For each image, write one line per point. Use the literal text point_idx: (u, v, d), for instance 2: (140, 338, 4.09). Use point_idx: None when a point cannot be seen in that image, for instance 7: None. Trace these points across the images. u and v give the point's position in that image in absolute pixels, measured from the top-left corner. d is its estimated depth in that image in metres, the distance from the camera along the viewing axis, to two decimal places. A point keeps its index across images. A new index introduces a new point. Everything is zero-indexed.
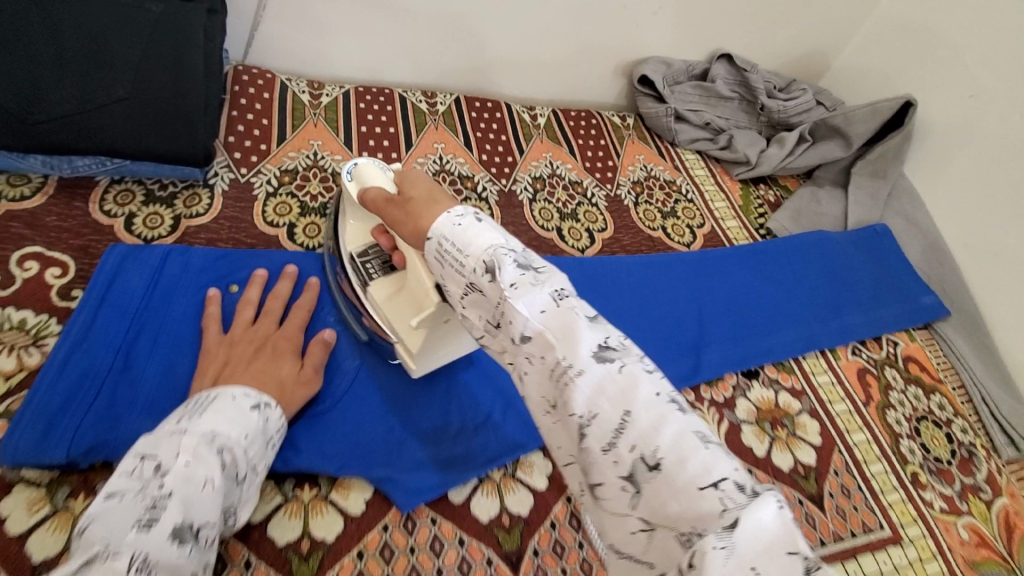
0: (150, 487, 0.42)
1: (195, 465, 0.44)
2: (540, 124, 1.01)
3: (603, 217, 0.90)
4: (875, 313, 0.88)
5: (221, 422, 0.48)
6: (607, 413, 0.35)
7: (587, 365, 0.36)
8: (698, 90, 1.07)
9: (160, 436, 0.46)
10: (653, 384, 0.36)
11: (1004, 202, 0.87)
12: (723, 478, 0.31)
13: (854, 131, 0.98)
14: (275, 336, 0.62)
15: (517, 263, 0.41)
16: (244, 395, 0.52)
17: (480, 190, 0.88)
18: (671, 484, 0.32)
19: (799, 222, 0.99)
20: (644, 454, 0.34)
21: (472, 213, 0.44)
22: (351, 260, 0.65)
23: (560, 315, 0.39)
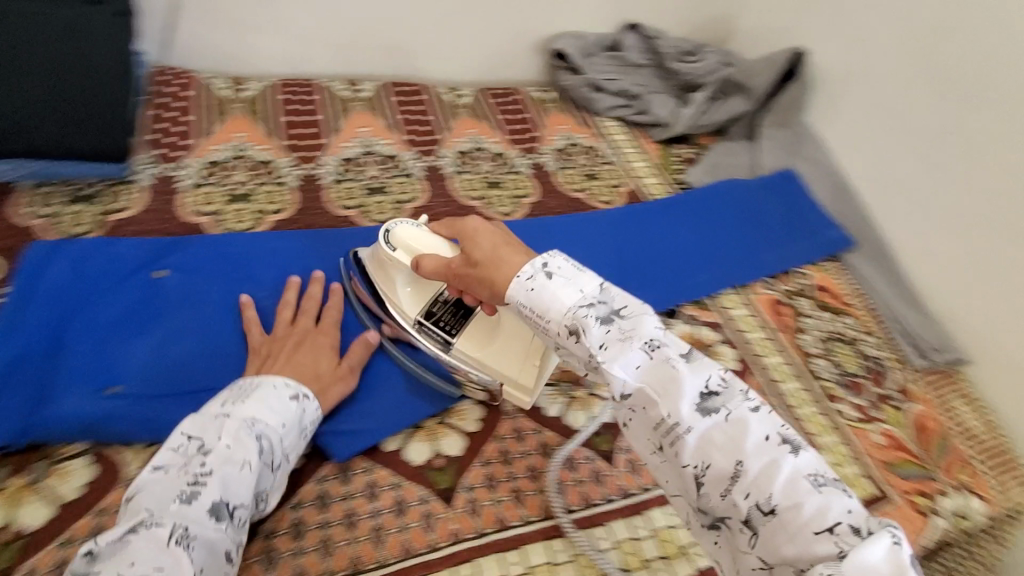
0: (193, 464, 0.49)
1: (234, 449, 0.50)
2: (464, 104, 1.05)
3: (527, 184, 0.95)
4: (784, 250, 0.95)
5: (262, 410, 0.54)
6: (720, 463, 0.44)
7: (693, 419, 0.45)
8: (611, 61, 1.14)
9: (207, 419, 0.53)
10: (761, 429, 0.44)
11: (894, 134, 0.95)
12: (837, 523, 0.40)
13: (755, 83, 1.08)
14: (314, 333, 0.65)
15: (597, 318, 0.49)
16: (285, 384, 0.57)
17: (406, 167, 0.90)
18: (787, 526, 0.41)
19: (714, 174, 1.07)
20: (759, 500, 0.42)
21: (541, 273, 0.52)
22: (422, 326, 0.67)
23: (657, 370, 0.47)
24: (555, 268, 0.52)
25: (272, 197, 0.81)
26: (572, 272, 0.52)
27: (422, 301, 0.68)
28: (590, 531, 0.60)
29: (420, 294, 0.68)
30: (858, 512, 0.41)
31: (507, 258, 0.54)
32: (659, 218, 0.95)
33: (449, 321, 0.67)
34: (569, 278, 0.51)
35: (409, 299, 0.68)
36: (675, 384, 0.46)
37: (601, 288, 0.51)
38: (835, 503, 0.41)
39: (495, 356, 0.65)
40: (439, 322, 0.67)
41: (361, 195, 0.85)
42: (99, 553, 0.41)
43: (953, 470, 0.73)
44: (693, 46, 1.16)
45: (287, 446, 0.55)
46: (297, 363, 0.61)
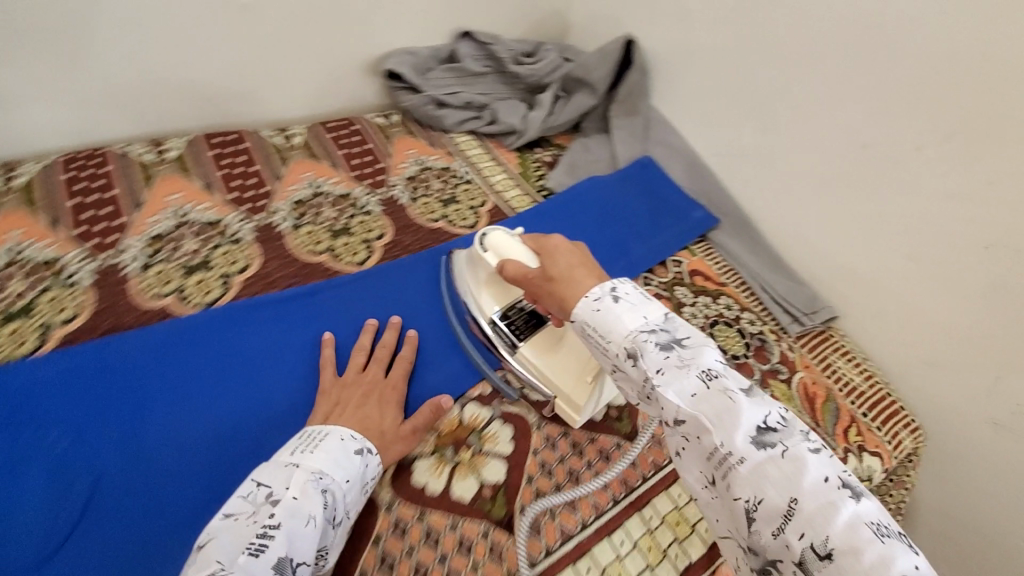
0: (262, 513, 0.49)
1: (300, 501, 0.49)
2: (296, 144, 0.93)
3: (379, 224, 0.85)
4: (653, 241, 0.95)
5: (328, 463, 0.53)
6: (773, 498, 0.41)
7: (748, 452, 0.42)
8: (450, 73, 1.08)
9: (278, 468, 0.53)
10: (821, 469, 0.41)
11: (731, 108, 0.96)
12: (903, 574, 0.36)
13: (595, 78, 1.06)
14: (383, 385, 0.65)
15: (657, 344, 0.49)
16: (351, 437, 0.57)
17: (232, 232, 0.77)
18: (845, 573, 0.37)
19: (575, 174, 1.05)
20: (814, 542, 0.39)
21: (608, 295, 0.53)
22: (492, 327, 0.70)
23: (714, 398, 0.45)
24: (622, 293, 0.53)
25: (60, 303, 0.67)
26: (640, 299, 0.53)
27: (499, 304, 0.71)
28: None
29: (500, 297, 0.71)
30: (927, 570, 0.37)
31: (581, 279, 0.57)
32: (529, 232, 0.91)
33: (521, 327, 0.69)
34: (634, 303, 0.52)
35: (485, 303, 0.70)
36: (732, 413, 0.44)
37: (663, 316, 0.52)
38: (903, 557, 0.37)
39: (553, 366, 0.67)
40: (511, 324, 0.70)
41: (177, 278, 0.72)
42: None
43: (846, 431, 0.75)
44: (531, 46, 1.13)
45: (349, 502, 0.54)
46: (364, 414, 0.61)
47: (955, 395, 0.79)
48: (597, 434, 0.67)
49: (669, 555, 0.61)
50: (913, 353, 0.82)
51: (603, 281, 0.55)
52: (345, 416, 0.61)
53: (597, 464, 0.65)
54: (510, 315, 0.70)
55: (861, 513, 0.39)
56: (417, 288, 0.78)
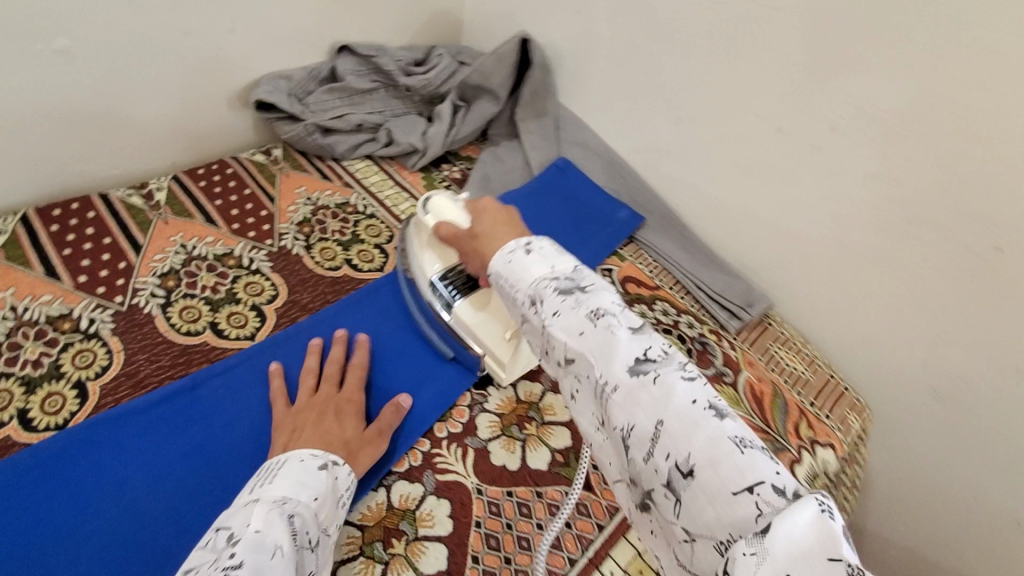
0: (222, 558, 0.42)
1: (265, 531, 0.44)
2: (158, 203, 0.80)
3: (270, 284, 0.75)
4: (580, 251, 0.88)
5: (290, 486, 0.49)
6: (642, 423, 0.39)
7: (622, 380, 0.40)
8: (333, 93, 0.97)
9: (237, 510, 0.48)
10: (688, 393, 0.39)
11: (641, 100, 0.90)
12: (757, 483, 0.35)
13: (494, 83, 0.97)
14: (338, 398, 0.62)
15: (558, 289, 0.46)
16: (312, 456, 0.54)
17: (86, 325, 0.65)
18: (706, 490, 0.36)
19: (488, 187, 0.97)
20: (678, 460, 0.37)
21: (520, 248, 0.50)
22: (431, 287, 0.70)
23: (599, 333, 0.43)
24: (536, 246, 0.50)
25: None
26: (555, 252, 0.50)
27: (441, 265, 0.71)
28: None
29: (441, 258, 0.71)
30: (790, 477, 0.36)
31: (501, 235, 0.55)
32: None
33: (459, 288, 0.69)
34: (545, 254, 0.50)
35: (428, 264, 0.71)
36: (611, 346, 0.42)
37: (573, 266, 0.48)
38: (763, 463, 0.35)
39: (484, 321, 0.67)
40: (449, 284, 0.70)
41: (19, 399, 0.60)
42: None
43: (798, 428, 0.72)
44: (420, 54, 1.04)
45: (323, 519, 0.50)
46: (327, 430, 0.58)
47: (894, 368, 0.76)
48: (544, 487, 0.61)
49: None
50: (851, 333, 0.79)
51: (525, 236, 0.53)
52: (306, 430, 0.58)
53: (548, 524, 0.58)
54: (449, 276, 0.70)
55: (723, 429, 0.37)
56: (377, 307, 0.75)
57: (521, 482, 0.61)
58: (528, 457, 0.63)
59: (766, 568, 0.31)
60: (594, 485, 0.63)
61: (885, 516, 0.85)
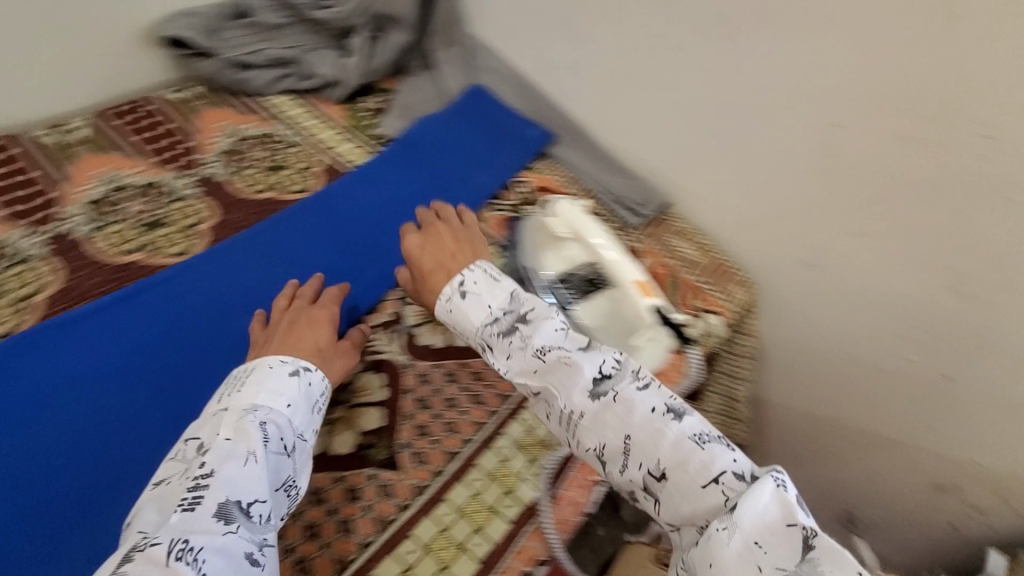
0: (195, 467, 0.46)
1: (234, 441, 0.47)
2: (80, 140, 0.84)
3: (201, 206, 0.79)
4: (495, 165, 0.94)
5: (262, 395, 0.52)
6: (612, 441, 0.48)
7: (587, 406, 0.49)
8: (246, 31, 0.97)
9: (207, 418, 0.51)
10: (647, 403, 0.49)
11: (539, 23, 0.95)
12: (722, 473, 0.45)
13: (403, 11, 1.00)
14: (309, 310, 0.65)
15: (501, 331, 0.54)
16: (282, 363, 0.56)
17: (23, 253, 0.70)
18: (678, 487, 0.46)
19: (409, 116, 1.00)
20: (650, 467, 0.47)
21: (452, 294, 0.57)
22: (550, 286, 0.70)
23: (553, 368, 0.51)
24: (468, 283, 0.57)
25: None
26: (486, 283, 0.56)
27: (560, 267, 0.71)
28: (396, 553, 0.55)
29: (557, 261, 0.72)
30: (743, 460, 0.47)
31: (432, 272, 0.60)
32: (356, 188, 0.86)
33: (576, 292, 0.69)
34: (479, 291, 0.56)
35: (543, 264, 0.72)
36: (572, 378, 0.50)
37: (507, 298, 0.55)
38: (721, 455, 0.46)
39: (607, 329, 0.67)
40: (567, 288, 0.70)
41: None
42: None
43: (688, 300, 0.84)
44: None
45: (299, 426, 0.53)
46: (303, 338, 0.61)
47: (772, 248, 0.87)
48: (466, 360, 0.70)
49: None
50: (737, 218, 0.88)
51: (454, 273, 0.59)
52: (276, 339, 0.60)
53: (472, 386, 0.67)
54: (567, 280, 0.70)
55: (683, 430, 0.47)
56: (305, 225, 0.80)
57: (446, 357, 0.69)
58: (453, 338, 0.71)
59: (736, 536, 0.41)
60: None
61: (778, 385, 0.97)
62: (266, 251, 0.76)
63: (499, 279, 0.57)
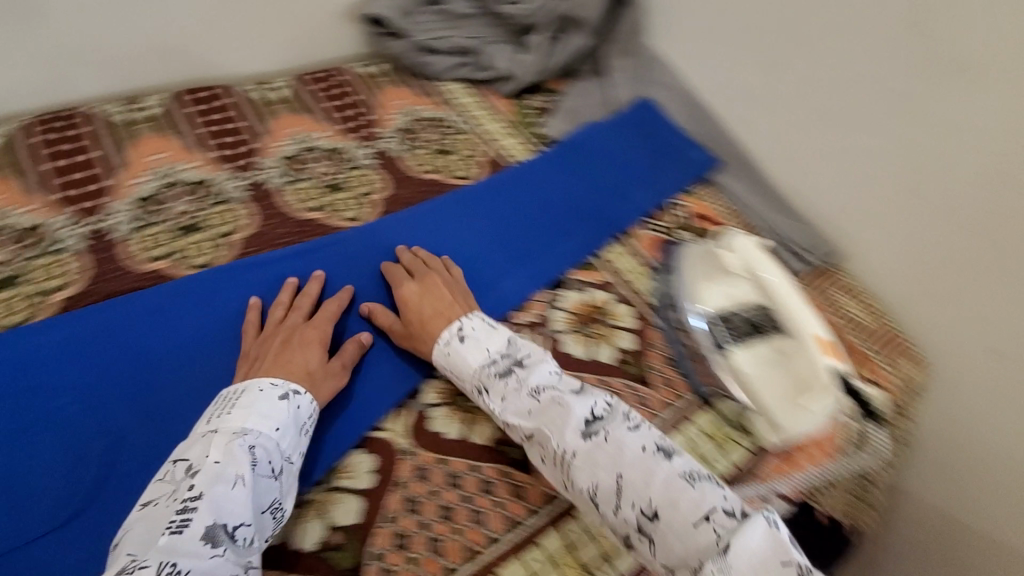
0: (183, 488, 0.46)
1: (223, 463, 0.47)
2: (281, 99, 0.91)
3: (375, 177, 0.84)
4: (655, 182, 0.91)
5: (252, 418, 0.50)
6: (604, 481, 0.49)
7: (578, 445, 0.51)
8: (436, 17, 1.00)
9: (195, 439, 0.49)
10: (636, 443, 0.50)
11: (733, 43, 0.93)
12: (713, 510, 0.45)
13: (589, 14, 0.99)
14: (303, 327, 0.62)
15: (498, 373, 0.58)
16: (273, 385, 0.54)
17: (221, 191, 0.76)
18: (671, 527, 0.45)
19: (573, 120, 0.99)
20: (643, 507, 0.47)
21: (452, 337, 0.61)
22: (711, 322, 0.69)
23: (545, 408, 0.54)
24: (467, 330, 0.62)
25: (55, 269, 0.65)
26: (484, 331, 0.62)
27: (726, 304, 0.70)
28: (523, 557, 0.52)
29: (725, 297, 0.70)
30: (734, 499, 0.47)
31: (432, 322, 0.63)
32: (516, 187, 0.86)
33: (739, 334, 0.68)
34: (477, 337, 0.61)
35: (707, 297, 0.71)
36: (564, 417, 0.53)
37: (505, 344, 0.61)
38: (711, 493, 0.46)
39: (770, 381, 0.65)
40: (729, 328, 0.69)
41: (172, 238, 0.70)
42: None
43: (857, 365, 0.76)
44: None
45: (288, 449, 0.51)
46: (290, 362, 0.57)
47: (956, 328, 0.76)
48: (604, 378, 0.66)
49: (714, 465, 0.61)
50: (914, 284, 0.80)
51: (453, 318, 0.63)
52: (264, 362, 0.58)
53: None
54: (731, 319, 0.69)
55: (674, 470, 0.48)
56: (465, 212, 0.81)
57: (586, 371, 0.67)
58: (595, 352, 0.69)
59: None
60: (655, 383, 0.67)
61: (941, 493, 0.78)
62: (426, 230, 0.78)
63: (496, 327, 0.63)
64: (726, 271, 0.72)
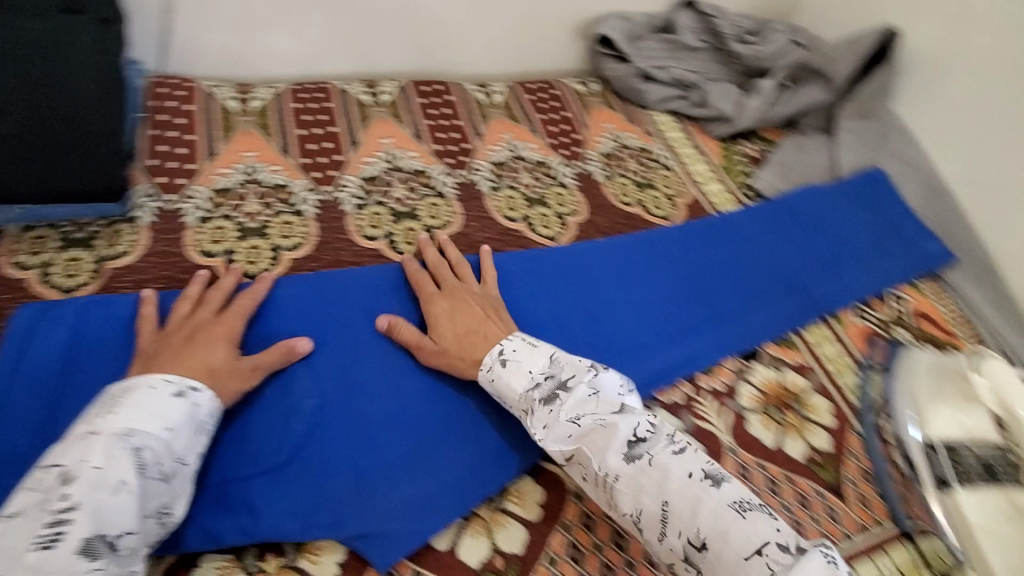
0: (55, 496, 0.42)
1: (104, 471, 0.43)
2: (497, 103, 0.93)
3: (574, 199, 0.83)
4: (874, 268, 0.82)
5: (139, 417, 0.46)
6: (649, 508, 0.47)
7: (620, 469, 0.48)
8: (662, 45, 0.97)
9: (74, 439, 0.45)
10: (681, 468, 0.47)
11: (1004, 126, 0.82)
12: (765, 545, 0.43)
13: (836, 70, 0.93)
14: (211, 323, 0.57)
15: (541, 397, 0.54)
16: (166, 381, 0.50)
17: (436, 185, 0.80)
18: (722, 560, 0.43)
19: (788, 177, 0.92)
20: (691, 537, 0.45)
21: (493, 357, 0.57)
22: (932, 448, 0.62)
23: (587, 432, 0.51)
24: (507, 351, 0.57)
25: (290, 229, 0.72)
26: (525, 350, 0.57)
27: (959, 433, 0.62)
28: None
29: (956, 425, 0.62)
30: (787, 531, 0.44)
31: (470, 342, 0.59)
32: (722, 243, 0.80)
33: (966, 472, 0.60)
34: (518, 358, 0.57)
35: (932, 418, 0.63)
36: (606, 441, 0.49)
37: (546, 363, 0.56)
38: (760, 526, 0.44)
39: (1003, 541, 0.55)
40: (954, 461, 0.61)
41: (387, 222, 0.75)
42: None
43: None
44: (756, 23, 1.00)
45: (180, 449, 0.48)
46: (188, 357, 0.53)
47: None
48: (794, 475, 0.61)
49: None
50: None
51: (493, 340, 0.59)
52: (155, 363, 0.52)
53: (795, 510, 0.58)
54: (960, 453, 0.61)
55: (722, 499, 0.45)
56: (665, 254, 0.77)
57: (774, 461, 0.61)
58: (784, 442, 0.63)
59: None
60: (848, 499, 0.60)
61: None
62: (626, 263, 0.75)
63: (538, 344, 0.58)
64: (964, 395, 0.63)
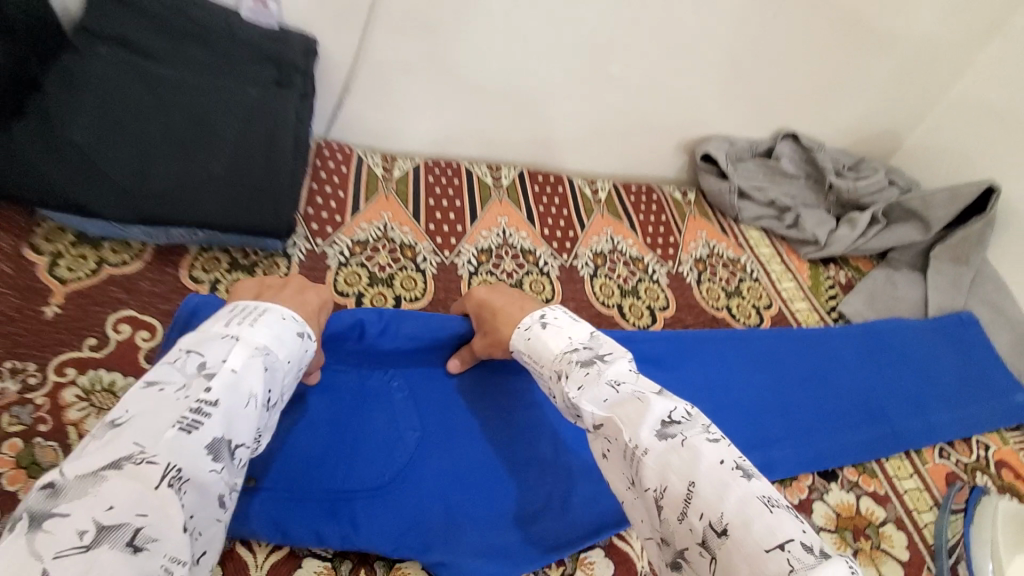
0: (195, 387, 0.43)
1: (240, 377, 0.45)
2: (601, 199, 1.02)
3: (664, 295, 0.89)
4: (959, 409, 0.82)
5: (270, 340, 0.50)
6: (675, 487, 0.44)
7: (652, 443, 0.46)
8: (761, 168, 1.05)
9: (209, 339, 0.47)
10: (714, 454, 0.45)
11: None
12: (789, 540, 0.38)
13: (934, 214, 0.97)
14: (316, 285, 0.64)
15: (579, 360, 0.54)
16: (293, 318, 0.54)
17: (541, 264, 0.88)
18: (741, 548, 0.39)
19: (874, 306, 0.95)
20: (712, 520, 0.41)
21: (537, 324, 0.60)
22: None
23: (620, 400, 0.50)
24: (550, 319, 0.60)
25: (411, 283, 0.82)
26: (567, 322, 0.60)
27: None
28: None
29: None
30: (814, 537, 0.40)
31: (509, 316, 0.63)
32: (798, 357, 0.82)
33: None
34: (561, 327, 0.59)
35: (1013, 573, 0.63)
36: (640, 411, 0.48)
37: (587, 336, 0.58)
38: (787, 522, 0.39)
39: None
40: None
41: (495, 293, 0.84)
42: (65, 489, 0.34)
43: None
44: (854, 161, 1.08)
45: (284, 383, 0.51)
46: (304, 300, 0.59)
47: None
48: None
49: None
50: None
51: (532, 311, 0.63)
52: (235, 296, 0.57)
53: None
54: None
55: (749, 490, 0.42)
56: (753, 357, 0.81)
57: None
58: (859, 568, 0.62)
59: None
60: None
61: None
62: (718, 359, 0.79)
63: (580, 322, 0.61)
64: None
